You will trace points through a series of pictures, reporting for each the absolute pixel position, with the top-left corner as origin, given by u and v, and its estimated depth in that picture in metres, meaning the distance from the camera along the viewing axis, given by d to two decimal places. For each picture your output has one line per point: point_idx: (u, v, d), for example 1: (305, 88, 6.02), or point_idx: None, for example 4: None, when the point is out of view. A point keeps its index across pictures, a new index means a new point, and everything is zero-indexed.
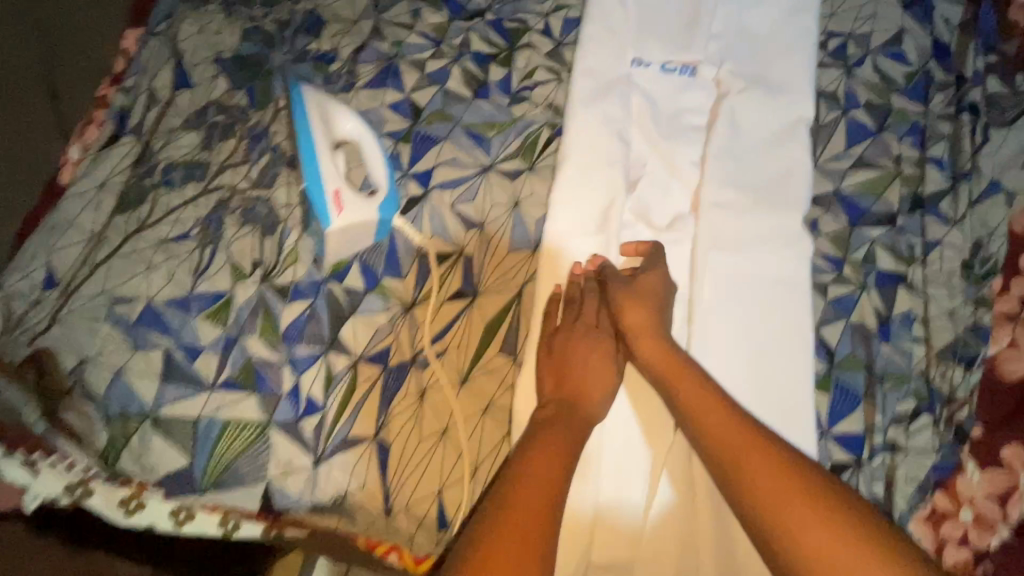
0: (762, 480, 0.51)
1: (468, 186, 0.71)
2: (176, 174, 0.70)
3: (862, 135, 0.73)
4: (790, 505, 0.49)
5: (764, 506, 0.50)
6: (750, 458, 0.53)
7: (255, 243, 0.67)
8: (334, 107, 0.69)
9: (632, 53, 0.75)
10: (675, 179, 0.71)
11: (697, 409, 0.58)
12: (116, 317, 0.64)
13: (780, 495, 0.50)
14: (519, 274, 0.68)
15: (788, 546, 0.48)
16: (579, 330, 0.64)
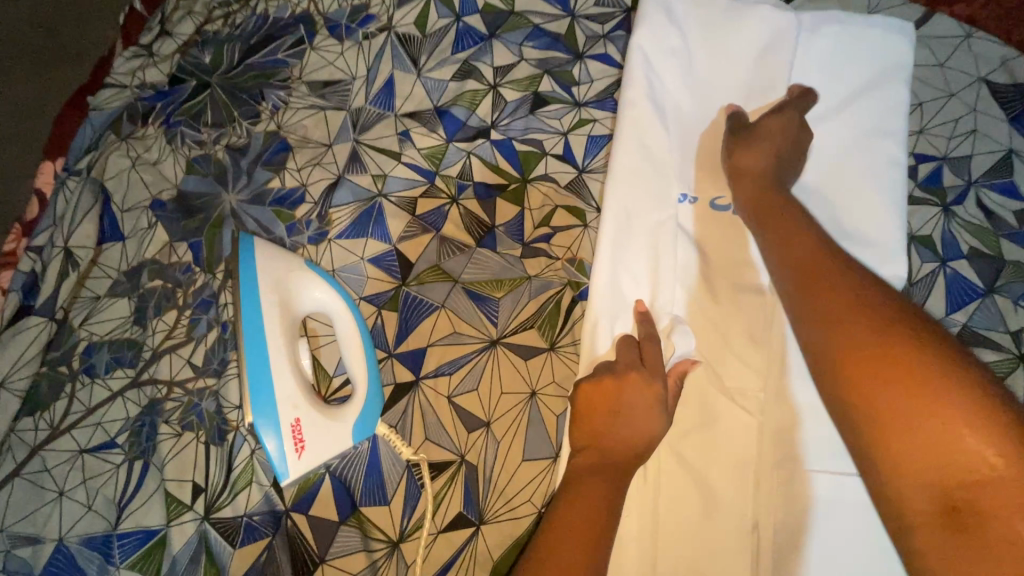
0: (860, 319, 0.41)
1: (470, 367, 0.57)
2: (100, 357, 0.55)
3: (965, 296, 0.58)
4: (873, 328, 0.40)
5: (847, 357, 0.41)
6: (845, 296, 0.43)
7: (198, 457, 0.52)
8: (294, 274, 0.52)
9: (677, 186, 0.59)
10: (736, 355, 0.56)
11: (809, 271, 0.47)
12: (16, 565, 0.49)
13: (857, 352, 0.40)
14: (539, 486, 0.54)
15: (864, 391, 0.39)
16: (630, 367, 0.51)
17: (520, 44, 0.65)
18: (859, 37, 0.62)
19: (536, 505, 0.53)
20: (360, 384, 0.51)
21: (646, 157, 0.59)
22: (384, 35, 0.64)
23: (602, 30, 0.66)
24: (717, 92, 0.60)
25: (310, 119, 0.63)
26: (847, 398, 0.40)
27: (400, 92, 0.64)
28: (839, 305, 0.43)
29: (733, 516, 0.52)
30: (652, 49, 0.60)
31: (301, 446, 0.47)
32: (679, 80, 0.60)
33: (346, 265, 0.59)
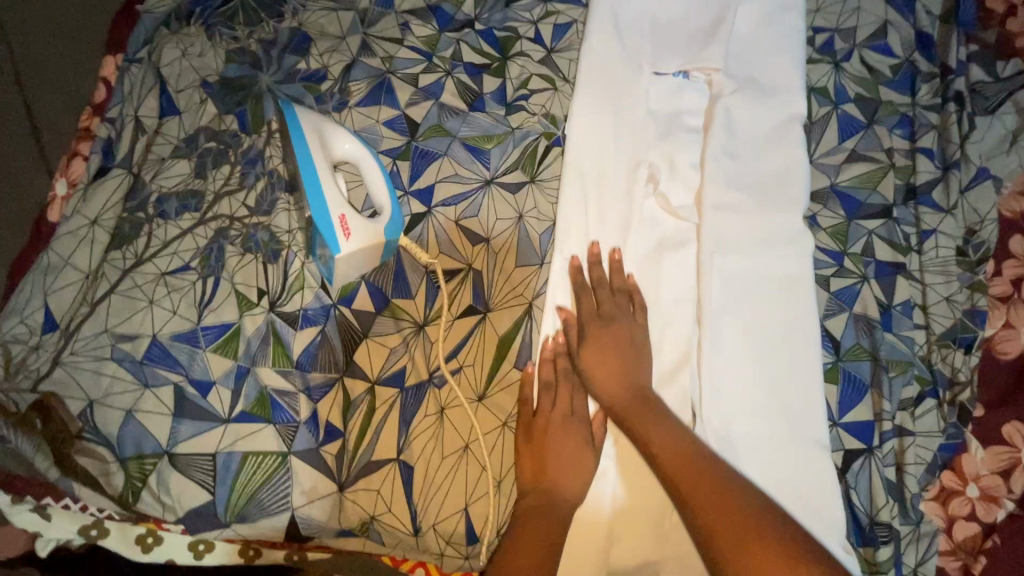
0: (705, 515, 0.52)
1: (471, 200, 0.71)
2: (169, 204, 0.68)
3: (854, 129, 0.75)
4: (745, 551, 0.49)
5: (730, 544, 0.50)
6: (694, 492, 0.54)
7: (259, 271, 0.65)
8: (332, 127, 0.67)
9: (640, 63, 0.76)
10: (676, 180, 0.72)
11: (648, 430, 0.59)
12: (119, 356, 0.62)
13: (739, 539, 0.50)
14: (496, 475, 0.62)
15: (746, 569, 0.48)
16: (559, 418, 0.61)
17: None
18: None
19: (528, 298, 0.68)
20: (385, 203, 0.66)
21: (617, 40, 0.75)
22: None
23: None
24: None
25: (326, 17, 0.76)
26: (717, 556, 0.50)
27: None
28: (712, 491, 0.53)
29: (675, 295, 0.69)
30: None
31: (348, 232, 0.61)
32: None
33: (364, 128, 0.72)
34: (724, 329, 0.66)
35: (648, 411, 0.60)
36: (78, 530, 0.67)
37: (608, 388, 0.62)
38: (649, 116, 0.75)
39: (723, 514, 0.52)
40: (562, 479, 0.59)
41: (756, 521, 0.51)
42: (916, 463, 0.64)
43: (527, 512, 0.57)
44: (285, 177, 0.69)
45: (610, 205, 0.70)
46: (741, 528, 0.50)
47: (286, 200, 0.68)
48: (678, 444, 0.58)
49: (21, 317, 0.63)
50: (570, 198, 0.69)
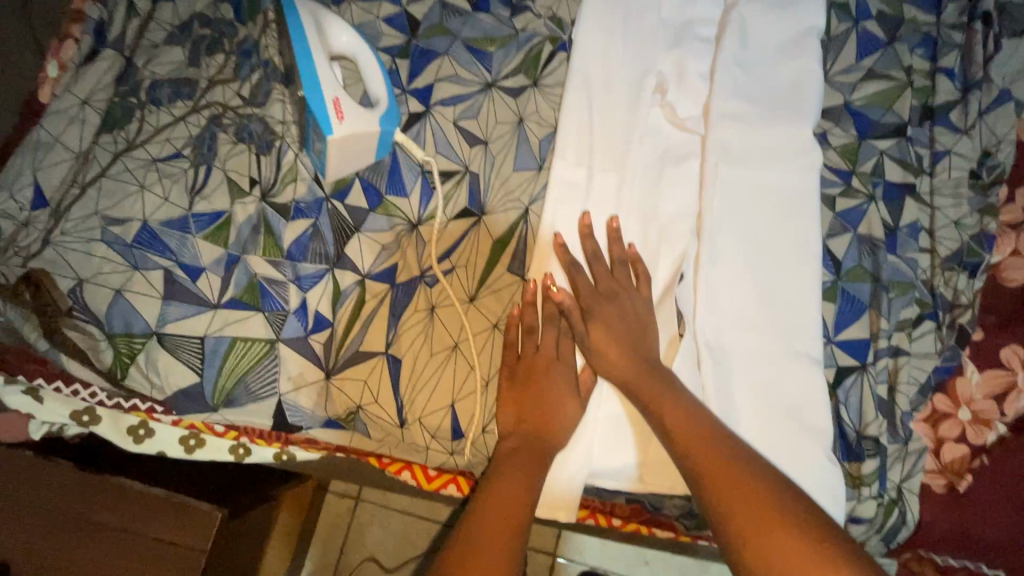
0: (719, 492, 0.52)
1: (471, 101, 0.69)
2: (163, 91, 0.66)
3: (872, 47, 0.72)
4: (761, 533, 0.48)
5: (742, 527, 0.49)
6: (708, 467, 0.53)
7: (251, 161, 0.64)
8: (328, 15, 0.64)
9: None
10: (683, 91, 0.69)
11: (647, 396, 0.59)
12: (110, 238, 0.61)
13: (755, 521, 0.49)
14: (482, 406, 0.61)
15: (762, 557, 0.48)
16: (543, 363, 0.63)
17: None
18: None
19: (525, 203, 0.66)
20: (381, 96, 0.63)
21: None
22: None
23: None
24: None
25: None
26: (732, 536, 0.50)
27: None
28: (736, 473, 0.52)
29: (678, 207, 0.67)
30: None
31: (341, 114, 0.58)
32: None
33: (363, 23, 0.70)
34: (720, 242, 0.65)
35: (656, 379, 0.59)
36: (69, 414, 0.67)
37: (613, 356, 0.61)
38: (657, 24, 0.71)
39: (740, 496, 0.51)
40: (548, 421, 0.60)
41: (772, 511, 0.49)
42: (909, 383, 0.63)
43: (516, 460, 0.57)
44: (280, 67, 0.66)
45: (610, 116, 0.69)
46: (755, 513, 0.49)
47: (281, 91, 0.66)
48: (705, 433, 0.55)
49: (9, 191, 0.62)
50: (574, 108, 0.68)
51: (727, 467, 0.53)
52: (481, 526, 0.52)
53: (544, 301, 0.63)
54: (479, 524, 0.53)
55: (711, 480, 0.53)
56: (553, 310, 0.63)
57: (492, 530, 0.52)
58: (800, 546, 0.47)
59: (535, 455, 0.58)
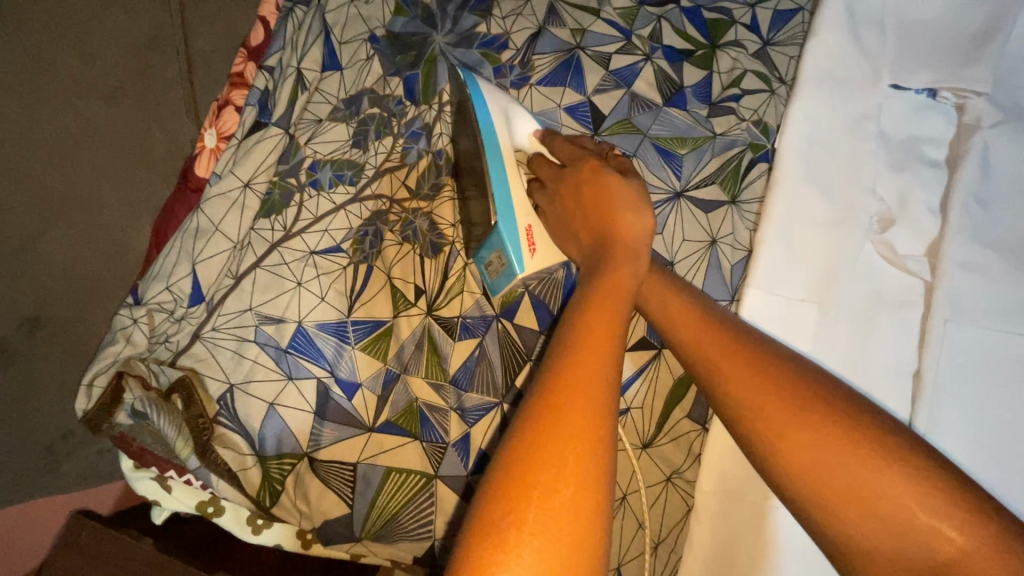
0: (782, 396, 0.38)
1: (657, 214, 0.61)
2: (323, 173, 0.61)
3: None
4: (813, 442, 0.36)
5: (784, 440, 0.36)
6: (733, 370, 0.40)
7: (416, 264, 0.58)
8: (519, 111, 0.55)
9: (887, 75, 0.63)
10: (908, 223, 0.60)
11: (654, 289, 0.46)
12: (263, 339, 0.56)
13: (793, 428, 0.37)
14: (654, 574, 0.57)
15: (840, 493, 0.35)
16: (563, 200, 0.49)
17: None
18: None
19: None
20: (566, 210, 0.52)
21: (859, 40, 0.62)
22: None
23: None
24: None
25: None
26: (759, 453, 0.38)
27: None
28: (785, 393, 0.38)
29: (890, 364, 0.59)
30: None
31: (533, 247, 0.53)
32: None
33: (543, 111, 0.63)
34: (946, 411, 0.56)
35: (684, 311, 0.44)
36: (194, 505, 0.62)
37: (651, 282, 0.46)
38: (880, 140, 0.62)
39: (787, 398, 0.37)
40: (609, 219, 0.44)
41: (835, 411, 0.36)
42: None
43: (568, 311, 0.36)
44: (454, 161, 0.61)
45: (821, 247, 0.60)
46: (799, 400, 0.37)
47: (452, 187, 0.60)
48: (724, 342, 0.41)
49: (166, 281, 0.60)
50: (784, 229, 0.60)
51: (771, 391, 0.38)
52: (545, 437, 0.29)
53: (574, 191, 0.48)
54: (547, 410, 0.30)
55: (779, 426, 0.37)
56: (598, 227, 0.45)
57: (573, 446, 0.29)
58: (902, 500, 0.34)
59: (604, 324, 0.35)
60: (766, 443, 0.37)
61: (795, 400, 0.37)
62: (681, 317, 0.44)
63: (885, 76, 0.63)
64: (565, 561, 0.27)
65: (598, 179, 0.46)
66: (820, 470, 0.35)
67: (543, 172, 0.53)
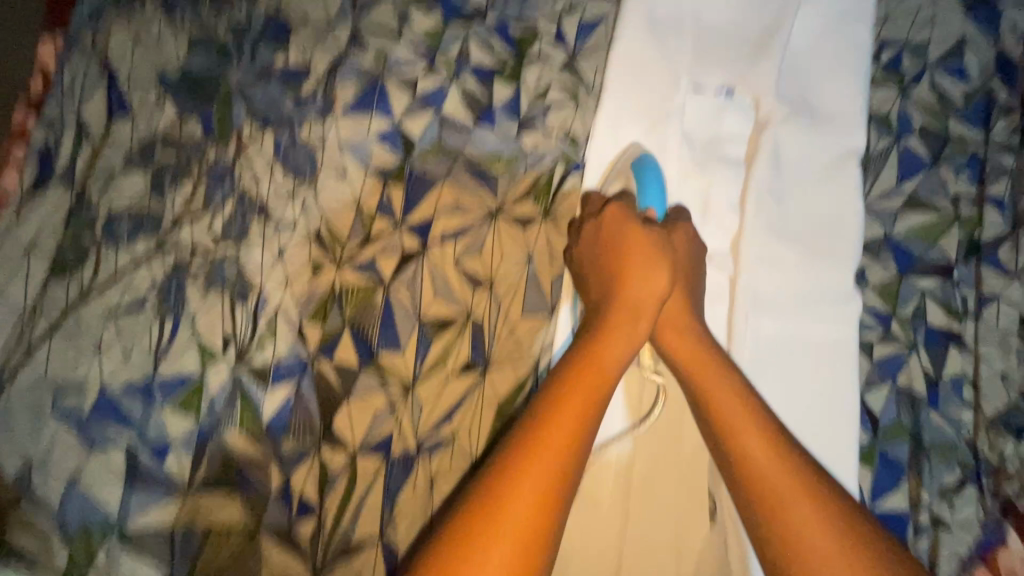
0: (751, 443, 0.50)
1: (475, 235, 0.61)
2: (122, 227, 0.58)
3: (915, 168, 0.65)
4: (757, 462, 0.49)
5: (772, 501, 0.47)
6: (716, 401, 0.53)
7: (225, 313, 0.57)
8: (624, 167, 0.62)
9: (686, 76, 0.65)
10: (712, 224, 0.63)
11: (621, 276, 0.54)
12: (63, 410, 0.54)
13: (762, 459, 0.49)
14: None
15: (786, 538, 0.46)
16: (594, 230, 0.57)
17: None
18: None
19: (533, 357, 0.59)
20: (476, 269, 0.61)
21: (655, 46, 0.64)
22: None
23: None
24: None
25: None
26: (762, 505, 0.48)
27: None
28: (726, 390, 0.53)
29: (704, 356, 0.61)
30: None
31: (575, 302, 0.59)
32: None
33: (351, 141, 0.61)
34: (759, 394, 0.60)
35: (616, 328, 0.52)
36: None
37: (630, 236, 0.55)
38: (684, 142, 0.64)
39: (741, 422, 0.51)
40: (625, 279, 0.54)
41: (773, 445, 0.49)
42: (949, 557, 0.58)
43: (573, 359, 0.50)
44: (259, 200, 0.60)
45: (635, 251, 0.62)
46: (758, 443, 0.50)
47: (261, 227, 0.59)
48: (758, 423, 0.51)
49: None
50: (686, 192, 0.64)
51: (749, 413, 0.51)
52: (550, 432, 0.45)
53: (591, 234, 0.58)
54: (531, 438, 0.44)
55: (775, 500, 0.47)
56: (609, 266, 0.55)
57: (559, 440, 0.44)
58: (827, 553, 0.44)
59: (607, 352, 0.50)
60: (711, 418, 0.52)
61: (770, 455, 0.49)
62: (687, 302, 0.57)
63: (683, 78, 0.65)
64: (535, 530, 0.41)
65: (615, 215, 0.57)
66: (771, 499, 0.47)
67: (592, 200, 0.60)
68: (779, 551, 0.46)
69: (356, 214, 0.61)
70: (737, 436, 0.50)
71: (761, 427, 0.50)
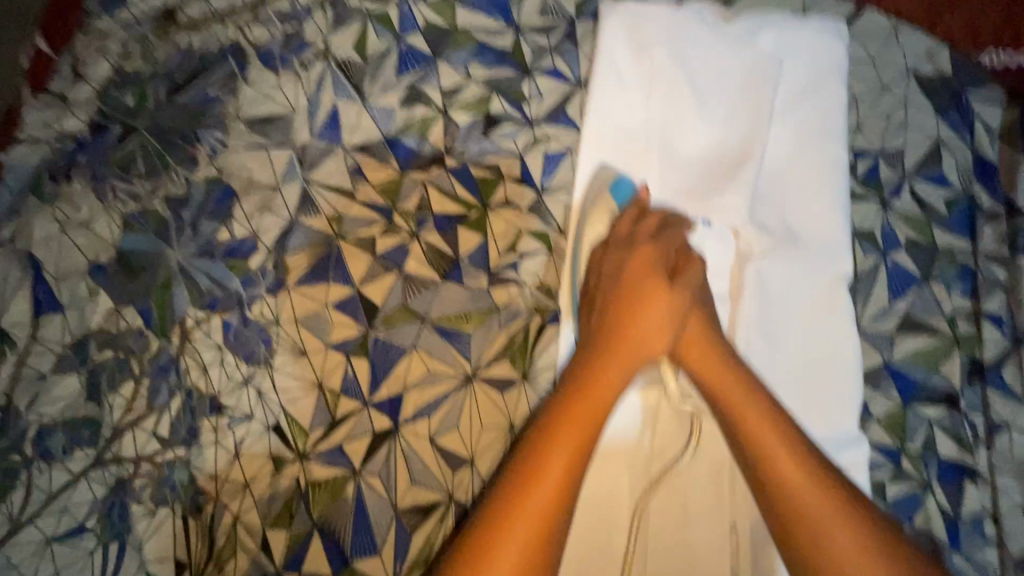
0: (751, 419, 0.48)
1: (448, 406, 0.57)
2: (56, 440, 0.49)
3: (905, 284, 0.63)
4: (812, 510, 0.44)
5: (807, 526, 0.44)
6: (739, 399, 0.49)
7: (177, 532, 0.51)
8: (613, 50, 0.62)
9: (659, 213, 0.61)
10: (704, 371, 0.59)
11: (621, 298, 0.53)
12: None
13: (814, 505, 0.44)
14: None
15: (823, 563, 0.43)
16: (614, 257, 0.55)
17: (466, 64, 0.66)
18: (793, 48, 0.65)
19: None
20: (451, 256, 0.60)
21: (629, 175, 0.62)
22: (321, 62, 0.63)
23: (547, 41, 0.67)
24: (666, 94, 0.62)
25: (253, 158, 0.60)
26: (786, 521, 0.45)
27: (347, 123, 0.62)
28: (758, 416, 0.48)
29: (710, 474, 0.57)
30: (618, 63, 0.62)
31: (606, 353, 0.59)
32: (630, 99, 0.62)
33: (309, 314, 0.57)
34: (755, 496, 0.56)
35: (620, 371, 0.50)
36: None
37: (626, 279, 0.53)
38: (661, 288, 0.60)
39: (767, 427, 0.48)
40: (630, 322, 0.52)
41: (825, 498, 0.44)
42: None
43: (562, 402, 0.48)
44: (208, 395, 0.54)
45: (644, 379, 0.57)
46: (762, 423, 0.48)
47: (212, 424, 0.54)
48: (760, 399, 0.49)
49: None
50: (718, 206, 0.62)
51: (774, 444, 0.47)
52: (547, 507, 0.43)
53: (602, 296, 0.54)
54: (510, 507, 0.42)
55: (783, 483, 0.45)
56: (613, 310, 0.53)
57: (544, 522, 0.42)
58: (832, 533, 0.43)
59: (601, 393, 0.49)
60: (735, 437, 0.49)
61: (801, 469, 0.45)
62: (705, 335, 0.52)
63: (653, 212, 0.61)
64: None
65: (643, 258, 0.54)
66: (797, 510, 0.44)
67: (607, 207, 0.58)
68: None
69: (319, 396, 0.56)
70: (766, 459, 0.46)
71: (760, 412, 0.48)
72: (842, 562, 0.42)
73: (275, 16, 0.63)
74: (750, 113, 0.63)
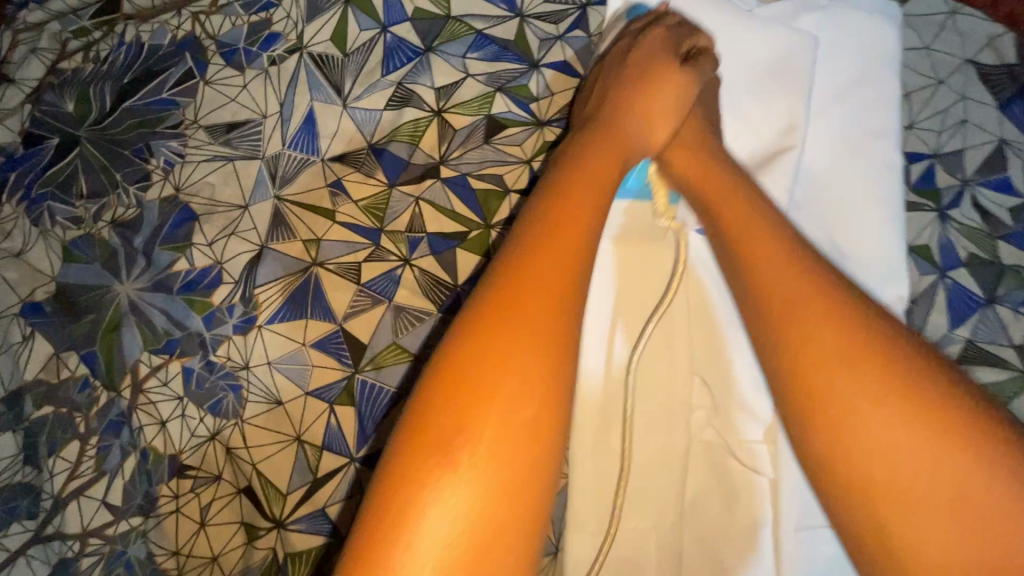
0: (762, 267, 0.37)
1: None
2: None
3: (968, 307, 0.55)
4: (857, 370, 0.32)
5: (851, 422, 0.31)
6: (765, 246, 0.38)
7: None
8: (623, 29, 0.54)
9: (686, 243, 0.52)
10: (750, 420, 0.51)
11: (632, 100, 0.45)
12: None
13: (857, 370, 0.32)
14: None
15: (865, 463, 0.30)
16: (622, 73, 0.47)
17: (463, 57, 0.57)
18: (834, 34, 0.57)
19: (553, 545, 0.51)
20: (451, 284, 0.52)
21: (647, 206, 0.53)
22: (295, 57, 0.54)
23: (555, 30, 0.58)
24: None
25: (216, 173, 0.51)
26: (820, 423, 0.32)
27: (324, 129, 0.54)
28: (772, 259, 0.37)
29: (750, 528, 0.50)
30: None
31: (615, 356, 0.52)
32: None
33: (283, 355, 0.49)
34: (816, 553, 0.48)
35: (592, 202, 0.37)
36: None
37: (630, 104, 0.45)
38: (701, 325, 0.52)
39: (812, 304, 0.34)
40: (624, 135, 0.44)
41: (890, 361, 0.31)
42: None
43: (539, 228, 0.35)
44: (168, 456, 0.47)
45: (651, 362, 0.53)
46: (799, 300, 0.34)
47: (173, 491, 0.46)
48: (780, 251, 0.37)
49: None
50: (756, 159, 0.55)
51: (803, 286, 0.35)
52: (500, 354, 0.30)
53: (586, 134, 0.43)
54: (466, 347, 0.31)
55: (803, 333, 0.34)
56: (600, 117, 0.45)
57: (513, 390, 0.30)
58: (903, 449, 0.30)
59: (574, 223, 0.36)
60: (757, 307, 0.37)
61: (844, 332, 0.33)
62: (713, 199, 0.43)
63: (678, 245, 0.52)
64: (500, 486, 0.29)
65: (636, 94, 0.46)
66: (836, 415, 0.32)
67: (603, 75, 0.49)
68: (851, 489, 0.31)
69: (298, 451, 0.48)
70: (805, 335, 0.33)
71: (809, 283, 0.35)
72: (892, 464, 0.30)
73: (237, 4, 0.54)
74: (787, 105, 0.55)
